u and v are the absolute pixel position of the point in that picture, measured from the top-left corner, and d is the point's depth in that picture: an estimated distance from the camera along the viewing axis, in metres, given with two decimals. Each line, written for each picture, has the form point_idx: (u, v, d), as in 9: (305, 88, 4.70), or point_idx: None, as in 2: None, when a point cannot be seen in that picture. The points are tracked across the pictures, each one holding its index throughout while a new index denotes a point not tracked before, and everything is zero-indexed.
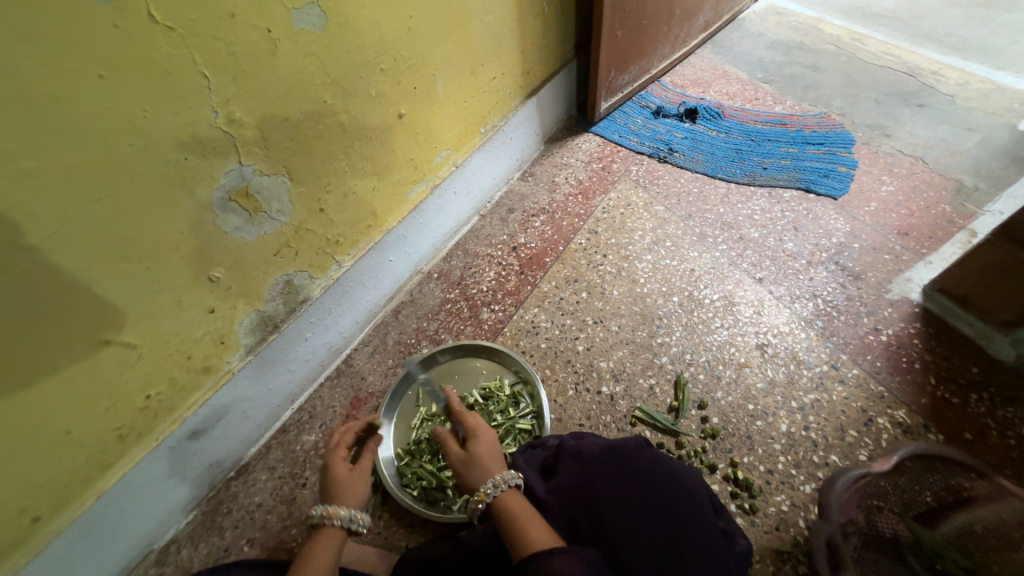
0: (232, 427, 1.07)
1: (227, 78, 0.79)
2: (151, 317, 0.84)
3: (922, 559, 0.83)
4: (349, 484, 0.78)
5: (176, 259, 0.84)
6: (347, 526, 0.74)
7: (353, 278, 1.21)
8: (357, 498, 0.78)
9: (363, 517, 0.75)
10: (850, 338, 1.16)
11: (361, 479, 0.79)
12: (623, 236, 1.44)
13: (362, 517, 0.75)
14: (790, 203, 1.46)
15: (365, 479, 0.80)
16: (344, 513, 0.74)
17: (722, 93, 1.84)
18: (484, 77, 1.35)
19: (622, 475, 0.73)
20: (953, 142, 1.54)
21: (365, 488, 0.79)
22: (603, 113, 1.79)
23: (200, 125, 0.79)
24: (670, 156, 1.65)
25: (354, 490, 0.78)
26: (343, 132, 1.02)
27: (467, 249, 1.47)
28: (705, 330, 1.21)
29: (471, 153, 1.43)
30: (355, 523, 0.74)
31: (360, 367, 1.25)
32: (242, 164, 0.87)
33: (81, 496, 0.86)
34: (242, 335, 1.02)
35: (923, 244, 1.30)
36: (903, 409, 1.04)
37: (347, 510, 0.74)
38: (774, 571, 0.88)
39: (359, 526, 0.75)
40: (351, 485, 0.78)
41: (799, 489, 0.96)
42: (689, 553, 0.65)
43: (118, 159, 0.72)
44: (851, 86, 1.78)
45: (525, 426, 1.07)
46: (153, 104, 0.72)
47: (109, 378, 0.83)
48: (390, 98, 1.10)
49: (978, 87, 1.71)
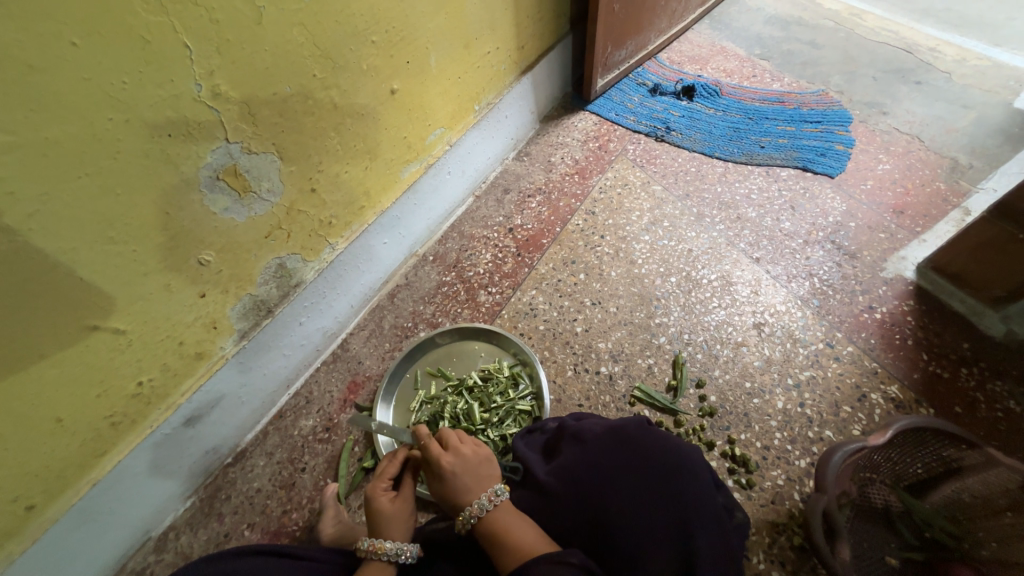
0: (228, 413, 1.06)
1: (210, 48, 0.75)
2: (140, 302, 0.82)
3: (911, 528, 0.87)
4: (395, 518, 0.77)
5: (163, 242, 0.81)
6: (395, 559, 0.73)
7: (347, 261, 1.18)
8: (403, 530, 0.77)
9: (412, 549, 0.74)
10: (845, 316, 1.17)
11: (405, 511, 0.78)
12: (620, 216, 1.43)
13: (411, 549, 0.74)
14: (788, 182, 1.45)
15: (408, 508, 0.79)
16: (391, 546, 0.73)
17: (720, 70, 1.81)
18: (478, 52, 1.31)
19: (624, 457, 0.72)
20: (949, 120, 1.54)
21: (410, 520, 0.78)
22: (598, 90, 1.75)
23: (184, 99, 0.75)
24: (667, 135, 1.63)
25: (399, 522, 0.77)
26: (334, 108, 0.98)
27: (463, 231, 1.44)
28: (703, 310, 1.22)
29: (465, 132, 1.39)
30: (405, 557, 0.73)
31: (357, 352, 1.24)
32: (229, 142, 0.83)
33: (76, 484, 0.85)
34: (235, 320, 0.99)
35: (918, 223, 1.31)
36: (896, 385, 1.06)
37: (393, 543, 0.74)
38: (770, 542, 0.91)
39: (408, 559, 0.73)
40: (398, 519, 0.77)
41: (794, 463, 0.98)
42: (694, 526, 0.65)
43: (98, 134, 0.68)
44: (849, 62, 1.75)
45: (525, 408, 1.07)
46: (133, 75, 0.68)
47: (99, 365, 0.80)
48: (382, 72, 1.05)
49: (975, 63, 1.70)
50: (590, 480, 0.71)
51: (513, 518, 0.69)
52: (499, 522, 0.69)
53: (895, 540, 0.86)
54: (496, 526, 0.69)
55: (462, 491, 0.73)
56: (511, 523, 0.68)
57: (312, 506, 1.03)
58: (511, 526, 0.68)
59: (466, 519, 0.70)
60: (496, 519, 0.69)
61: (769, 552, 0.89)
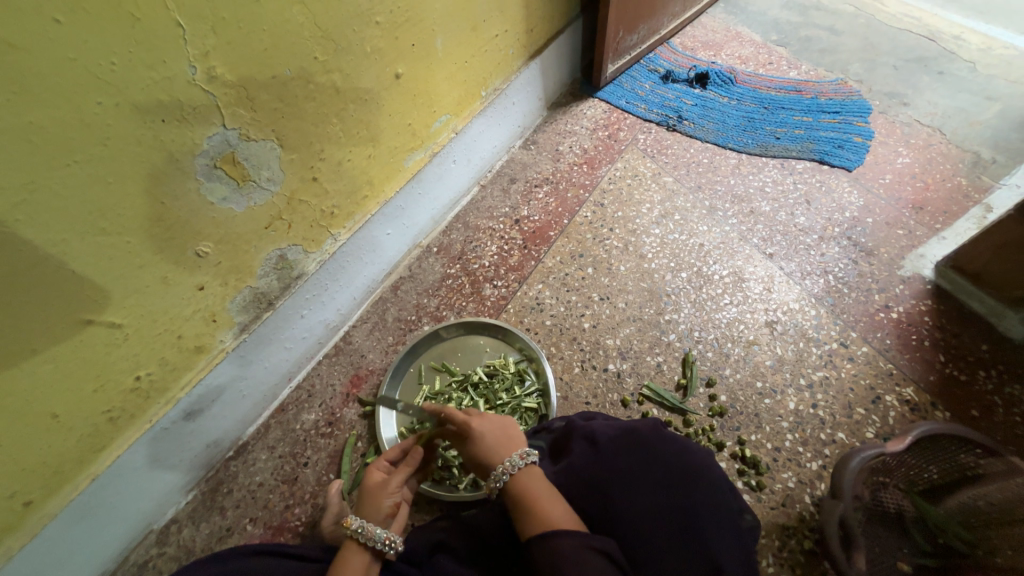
0: (229, 406, 1.04)
1: (205, 26, 0.70)
2: (136, 295, 0.79)
3: (924, 533, 0.84)
4: (375, 495, 0.77)
5: (158, 233, 0.77)
6: (360, 539, 0.72)
7: (349, 252, 1.15)
8: (379, 510, 0.76)
9: (378, 533, 0.72)
10: (860, 315, 1.15)
11: (384, 490, 0.77)
12: (630, 208, 1.39)
13: (372, 532, 0.72)
14: (803, 174, 1.41)
15: (390, 490, 0.78)
16: (357, 522, 0.72)
17: (735, 57, 1.75)
18: (486, 34, 1.25)
19: (626, 465, 0.69)
20: (972, 112, 1.48)
21: (387, 503, 0.76)
22: (609, 77, 1.69)
23: (177, 82, 0.71)
24: (679, 125, 1.57)
25: (377, 502, 0.77)
26: (336, 93, 0.94)
27: (468, 222, 1.41)
28: (714, 307, 1.19)
29: (471, 119, 1.34)
30: (369, 540, 0.72)
31: (360, 345, 1.21)
32: (227, 128, 0.79)
33: (75, 480, 0.83)
34: (235, 313, 0.96)
35: (937, 219, 1.27)
36: (911, 386, 1.04)
37: (360, 521, 0.73)
38: (780, 545, 0.89)
39: (371, 542, 0.72)
40: (376, 496, 0.77)
41: (806, 466, 0.97)
42: (707, 518, 0.64)
43: (85, 119, 0.64)
44: (869, 50, 1.69)
45: (532, 405, 1.04)
46: (123, 56, 0.64)
47: (95, 359, 0.78)
48: (387, 55, 1.01)
49: (1001, 53, 1.64)
50: (604, 479, 0.68)
51: (541, 489, 0.67)
52: (527, 487, 0.67)
53: (908, 545, 0.84)
54: (529, 491, 0.67)
55: (489, 450, 0.72)
56: (536, 491, 0.67)
57: (315, 501, 1.01)
58: (540, 497, 0.66)
59: (496, 477, 0.69)
60: (525, 484, 0.68)
61: (779, 555, 0.88)
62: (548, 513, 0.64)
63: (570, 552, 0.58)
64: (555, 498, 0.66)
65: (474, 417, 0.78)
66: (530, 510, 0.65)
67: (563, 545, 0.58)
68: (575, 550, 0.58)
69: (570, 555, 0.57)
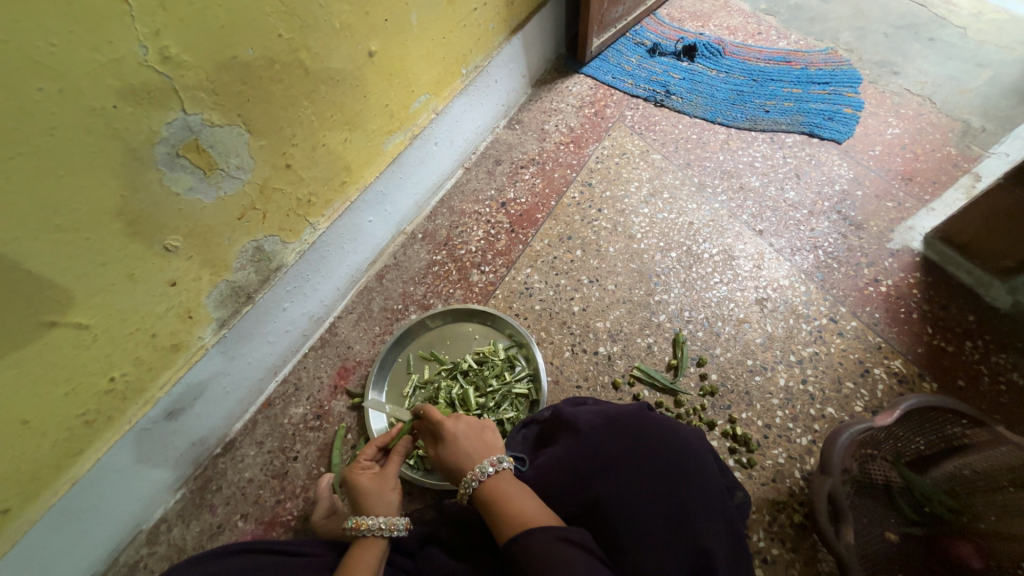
0: (212, 403, 1.01)
1: (152, 2, 0.65)
2: (102, 294, 0.75)
3: (910, 502, 0.85)
4: (375, 493, 0.76)
5: (121, 227, 0.73)
6: (380, 534, 0.71)
7: (330, 241, 1.11)
8: (385, 504, 0.75)
9: (397, 522, 0.73)
10: (849, 290, 1.14)
11: (386, 484, 0.76)
12: (618, 187, 1.36)
13: (393, 523, 0.72)
14: (793, 148, 1.38)
15: (390, 484, 0.77)
16: (373, 520, 0.71)
17: (723, 27, 1.69)
18: (463, 8, 1.19)
19: (608, 449, 0.69)
20: (963, 79, 1.46)
21: (391, 494, 0.77)
22: (594, 51, 1.63)
23: (127, 63, 0.66)
24: (667, 100, 1.53)
25: (381, 497, 0.75)
26: (305, 74, 0.89)
27: (453, 207, 1.37)
28: (705, 286, 1.17)
29: (452, 99, 1.29)
30: (391, 530, 0.72)
31: (346, 336, 1.19)
32: (187, 113, 0.74)
33: (53, 485, 0.81)
34: (212, 308, 0.93)
35: (926, 191, 1.26)
36: (899, 358, 1.05)
37: (376, 518, 0.72)
38: (770, 520, 0.91)
39: (393, 532, 0.72)
40: (378, 492, 0.76)
41: (795, 442, 0.98)
42: (694, 493, 0.64)
43: (27, 107, 0.60)
44: (860, 17, 1.65)
45: (522, 391, 1.03)
46: (65, 37, 0.60)
47: (63, 362, 0.75)
48: (358, 31, 0.95)
49: (992, 17, 1.61)
50: (588, 467, 0.68)
51: (515, 489, 0.66)
52: (500, 489, 0.66)
53: (895, 515, 0.85)
54: (503, 494, 0.66)
55: (463, 456, 0.71)
56: (513, 492, 0.66)
57: (306, 495, 1.00)
58: (512, 497, 0.65)
59: (466, 483, 0.68)
60: (498, 486, 0.67)
61: (769, 530, 0.90)
62: (524, 513, 0.63)
63: (538, 549, 0.57)
64: (533, 499, 0.65)
65: (450, 418, 0.78)
66: (501, 512, 0.64)
67: (536, 541, 0.58)
68: (545, 546, 0.57)
69: (542, 552, 0.56)
